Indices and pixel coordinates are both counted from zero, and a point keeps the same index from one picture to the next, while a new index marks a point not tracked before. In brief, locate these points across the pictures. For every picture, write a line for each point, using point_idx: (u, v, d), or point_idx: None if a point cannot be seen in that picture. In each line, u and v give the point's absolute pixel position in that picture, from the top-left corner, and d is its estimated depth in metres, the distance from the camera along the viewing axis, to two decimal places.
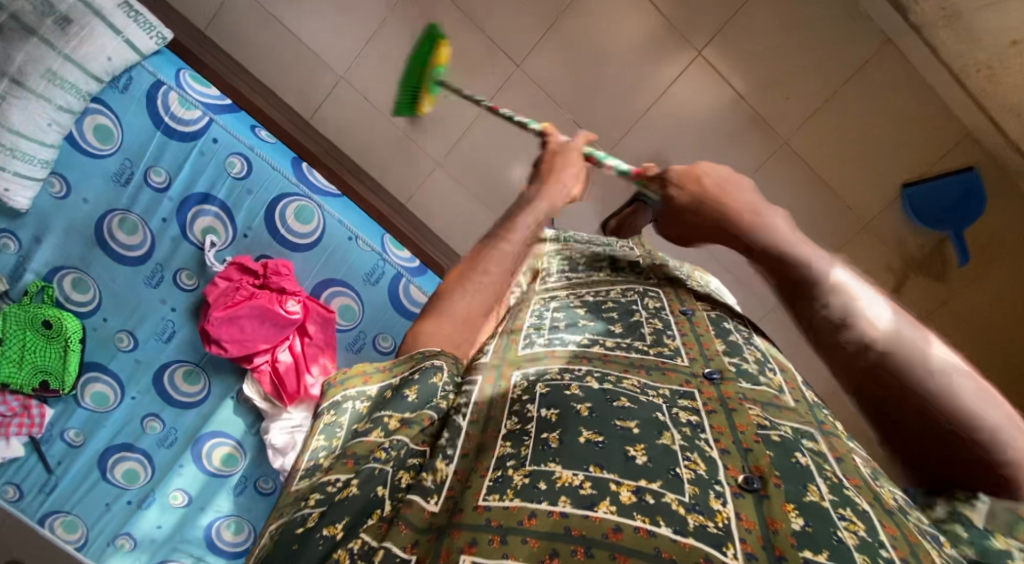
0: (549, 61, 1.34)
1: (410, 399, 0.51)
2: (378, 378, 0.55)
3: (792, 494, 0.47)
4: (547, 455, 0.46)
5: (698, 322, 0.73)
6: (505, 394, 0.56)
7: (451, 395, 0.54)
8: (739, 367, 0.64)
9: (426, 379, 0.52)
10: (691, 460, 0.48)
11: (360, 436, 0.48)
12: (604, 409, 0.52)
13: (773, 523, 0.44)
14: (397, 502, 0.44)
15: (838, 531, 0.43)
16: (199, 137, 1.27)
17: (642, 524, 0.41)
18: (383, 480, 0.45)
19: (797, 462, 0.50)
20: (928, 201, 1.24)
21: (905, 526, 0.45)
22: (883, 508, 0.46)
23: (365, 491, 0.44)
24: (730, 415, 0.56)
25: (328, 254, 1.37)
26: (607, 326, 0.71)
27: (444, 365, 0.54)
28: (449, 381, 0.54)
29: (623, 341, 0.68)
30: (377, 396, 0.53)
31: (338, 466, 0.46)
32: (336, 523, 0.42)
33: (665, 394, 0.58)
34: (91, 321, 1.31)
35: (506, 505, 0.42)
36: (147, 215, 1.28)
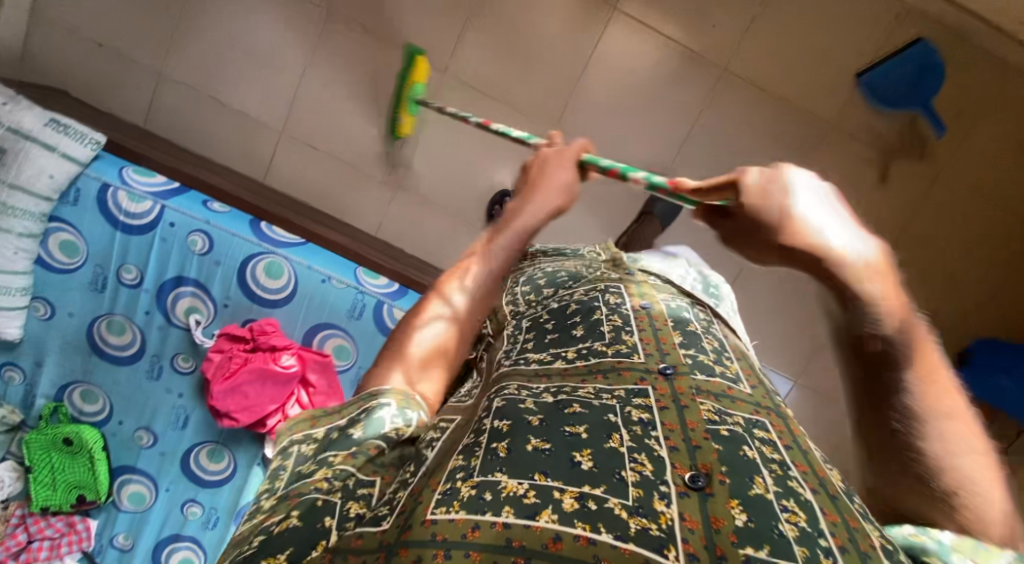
0: (482, 55, 1.41)
1: (354, 435, 0.50)
2: (324, 422, 0.55)
3: (736, 488, 0.48)
4: (496, 465, 0.47)
5: (656, 315, 0.75)
6: (474, 414, 0.59)
7: (401, 427, 0.51)
8: (695, 360, 0.67)
9: (373, 414, 0.51)
10: (638, 462, 0.49)
11: (305, 477, 0.48)
12: (555, 418, 0.53)
13: (716, 521, 0.45)
14: (344, 532, 0.44)
15: (779, 524, 0.45)
16: (155, 227, 1.28)
17: (582, 531, 0.42)
18: (329, 511, 0.45)
19: (745, 455, 0.52)
20: (886, 83, 1.37)
21: (846, 511, 0.48)
22: (825, 493, 0.50)
23: (309, 523, 0.44)
24: (682, 411, 0.57)
25: (306, 302, 1.36)
26: (568, 334, 0.73)
27: (394, 400, 0.52)
28: (400, 416, 0.51)
29: (584, 347, 0.69)
30: (323, 437, 0.53)
31: (279, 507, 0.46)
32: (276, 555, 0.42)
33: (619, 394, 0.59)
34: (108, 428, 1.45)
35: (453, 517, 0.42)
36: (131, 315, 1.35)
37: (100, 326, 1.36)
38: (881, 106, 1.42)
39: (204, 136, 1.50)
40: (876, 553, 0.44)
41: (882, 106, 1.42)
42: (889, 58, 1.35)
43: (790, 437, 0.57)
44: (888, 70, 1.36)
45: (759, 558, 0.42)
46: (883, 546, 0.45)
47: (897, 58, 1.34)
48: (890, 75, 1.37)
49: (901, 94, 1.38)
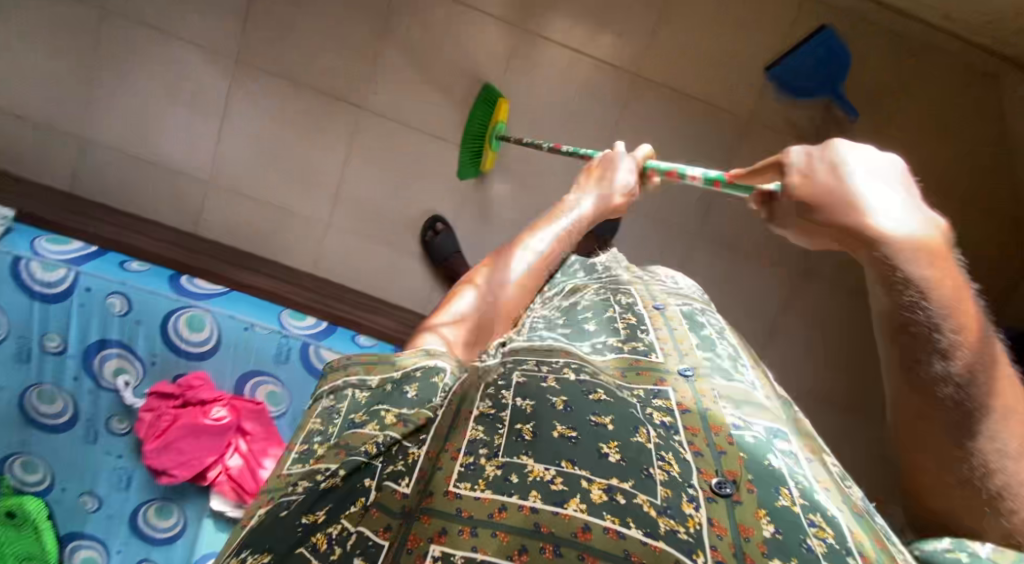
0: (399, 74, 1.49)
1: (409, 394, 0.56)
2: (378, 369, 0.60)
3: (764, 498, 0.46)
4: (520, 447, 0.46)
5: (671, 316, 0.73)
6: (485, 376, 0.56)
7: (438, 379, 0.58)
8: (714, 364, 0.65)
9: (427, 379, 0.58)
10: (665, 462, 0.48)
11: (356, 428, 0.53)
12: (580, 403, 0.51)
13: (745, 529, 0.43)
14: (379, 486, 0.44)
15: (807, 539, 0.43)
16: (73, 293, 1.34)
17: (611, 525, 0.40)
18: (370, 474, 0.46)
19: (771, 466, 0.50)
20: (792, 73, 1.51)
21: (874, 532, 0.47)
22: (850, 511, 0.48)
23: (352, 484, 0.46)
24: (704, 415, 0.55)
25: (233, 351, 1.42)
26: (581, 327, 0.71)
27: (450, 364, 0.61)
28: (451, 375, 0.59)
29: (598, 342, 0.68)
30: (376, 388, 0.59)
31: (328, 456, 0.51)
32: (317, 513, 0.44)
33: (640, 394, 0.57)
34: (52, 495, 1.42)
35: (478, 495, 0.41)
36: (61, 383, 1.38)
37: (31, 397, 1.39)
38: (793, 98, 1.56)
39: (125, 194, 1.53)
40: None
41: (789, 97, 1.56)
42: (792, 52, 1.48)
43: (811, 449, 0.56)
44: (791, 63, 1.49)
45: None
46: None
47: (793, 54, 1.48)
48: (789, 69, 1.50)
49: (809, 83, 1.52)
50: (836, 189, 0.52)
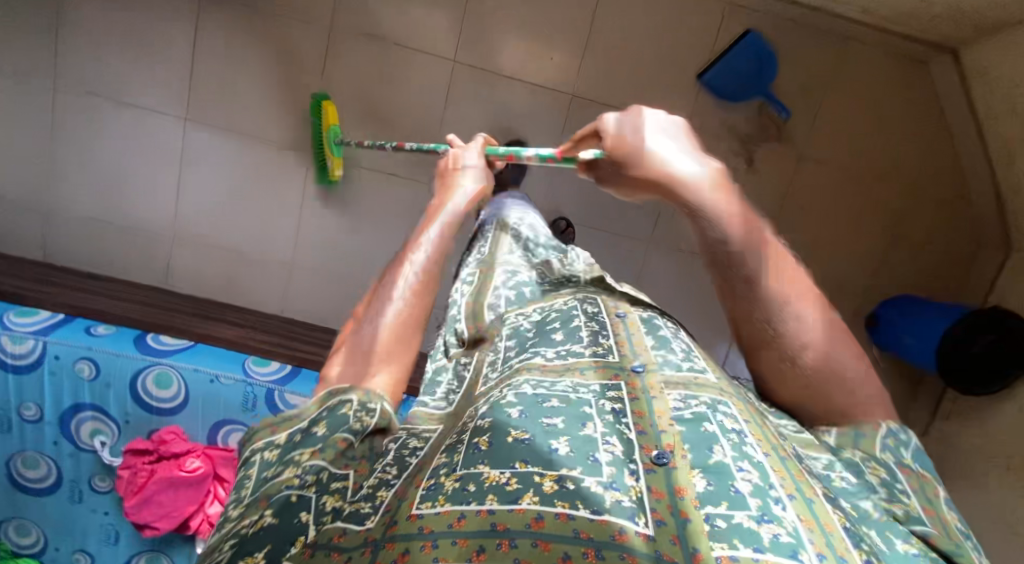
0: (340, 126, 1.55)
1: (319, 433, 0.49)
2: (285, 424, 0.52)
3: (697, 459, 0.52)
4: (478, 457, 0.50)
5: (630, 323, 0.79)
6: (459, 419, 0.62)
7: (364, 419, 0.51)
8: (665, 358, 0.69)
9: (336, 412, 0.51)
10: (610, 443, 0.53)
11: (272, 479, 0.47)
12: (535, 408, 0.57)
13: (680, 490, 0.49)
14: (323, 527, 0.45)
15: (734, 482, 0.48)
16: (43, 363, 1.44)
17: (562, 509, 0.45)
18: (304, 507, 0.45)
19: (705, 429, 0.55)
20: (724, 78, 1.56)
21: (794, 469, 0.52)
22: (775, 455, 0.53)
23: (285, 521, 0.44)
24: (650, 400, 0.61)
25: (201, 404, 1.48)
26: (548, 336, 0.76)
27: (355, 396, 0.52)
28: (362, 408, 0.52)
29: (562, 348, 0.73)
30: (286, 440, 0.50)
31: (250, 509, 0.45)
32: (254, 554, 0.42)
33: (595, 389, 0.63)
34: (47, 555, 1.55)
35: (437, 510, 0.46)
36: (41, 448, 1.48)
37: (17, 464, 1.50)
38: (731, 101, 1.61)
39: (94, 254, 1.63)
40: (817, 499, 0.49)
41: (727, 101, 1.61)
42: (720, 59, 1.54)
43: (750, 411, 0.60)
44: (721, 69, 1.55)
45: (719, 513, 0.46)
46: (823, 498, 0.50)
47: (726, 60, 1.54)
48: (722, 74, 1.56)
49: (743, 87, 1.58)
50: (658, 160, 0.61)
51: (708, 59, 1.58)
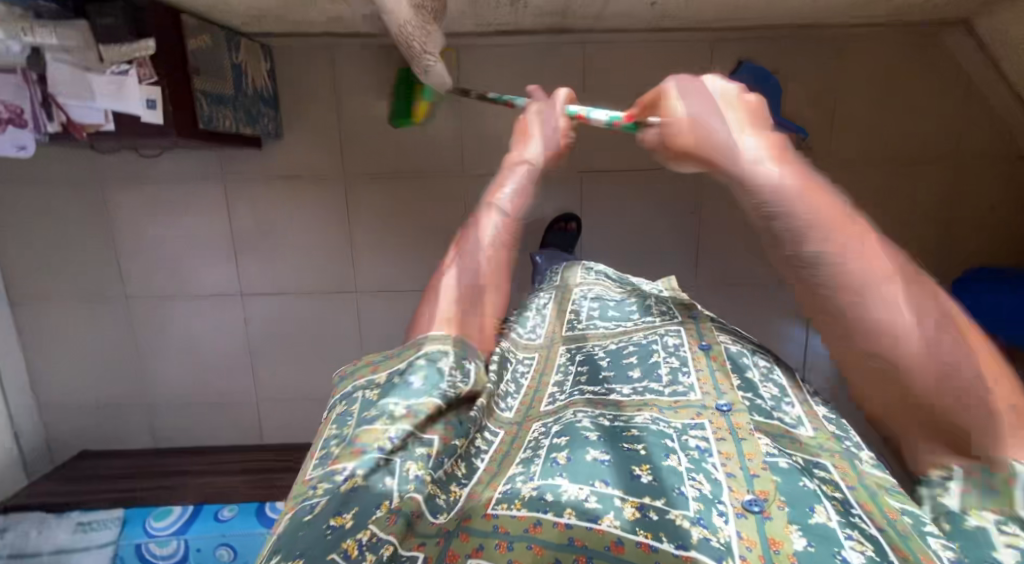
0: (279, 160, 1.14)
1: (415, 385, 0.48)
2: (385, 367, 0.55)
3: (796, 515, 0.47)
4: (556, 471, 0.48)
5: (716, 356, 0.71)
6: (530, 434, 0.58)
7: (457, 384, 0.50)
8: (753, 402, 0.63)
9: (432, 366, 0.50)
10: (697, 480, 0.49)
11: (367, 424, 0.45)
12: (613, 436, 0.54)
13: (775, 542, 0.45)
14: (408, 494, 0.43)
15: (843, 550, 0.44)
16: None
17: (643, 539, 0.42)
18: (391, 471, 0.43)
19: (805, 486, 0.50)
20: None
21: (922, 541, 0.44)
22: (894, 529, 0.47)
23: (373, 482, 0.43)
24: (738, 441, 0.56)
25: None
26: (624, 373, 0.70)
27: (451, 349, 0.51)
28: (455, 365, 0.51)
29: (642, 386, 0.68)
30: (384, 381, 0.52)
31: (343, 455, 0.44)
32: (343, 514, 0.41)
33: (676, 426, 0.59)
34: None
35: (514, 513, 0.44)
36: None
37: None
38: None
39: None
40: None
41: None
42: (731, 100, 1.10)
43: (866, 484, 0.52)
44: None
45: None
46: None
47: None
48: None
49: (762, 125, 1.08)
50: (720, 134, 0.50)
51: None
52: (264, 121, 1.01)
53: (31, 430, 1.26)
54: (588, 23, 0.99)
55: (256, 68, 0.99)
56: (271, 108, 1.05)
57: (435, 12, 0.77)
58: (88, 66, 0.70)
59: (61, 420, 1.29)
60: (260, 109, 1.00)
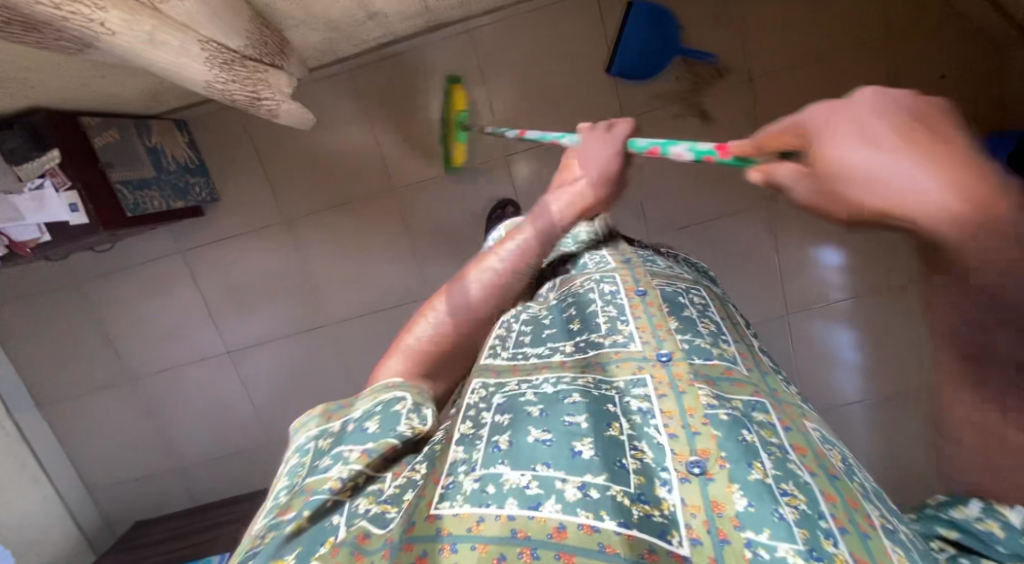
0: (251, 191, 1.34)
1: (370, 430, 0.51)
2: (339, 415, 0.55)
3: (737, 472, 0.48)
4: (498, 458, 0.48)
5: (652, 302, 0.71)
6: (467, 402, 0.58)
7: (413, 423, 0.53)
8: (694, 343, 0.64)
9: (391, 407, 0.53)
10: (638, 450, 0.50)
11: (320, 472, 0.48)
12: (555, 406, 0.54)
13: (717, 505, 0.46)
14: (351, 526, 0.45)
15: (779, 508, 0.45)
16: None
17: (586, 520, 0.42)
18: (338, 510, 0.46)
19: (743, 439, 0.51)
20: (640, 61, 1.24)
21: (847, 494, 0.49)
22: (823, 475, 0.50)
23: (318, 524, 0.45)
24: (680, 397, 0.56)
25: None
26: (565, 328, 0.70)
27: (409, 394, 0.55)
28: (415, 407, 0.54)
29: (579, 341, 0.68)
30: (336, 433, 0.52)
31: (293, 503, 0.46)
32: (286, 557, 0.42)
33: (618, 386, 0.59)
34: None
35: (457, 512, 0.44)
36: None
37: None
38: (642, 80, 1.28)
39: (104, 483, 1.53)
40: (873, 533, 0.45)
41: (648, 80, 1.28)
42: (620, 51, 1.22)
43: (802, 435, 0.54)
44: (630, 60, 1.23)
45: (761, 542, 0.43)
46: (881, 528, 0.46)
47: (621, 43, 1.21)
48: (632, 59, 1.23)
49: (654, 65, 1.26)
50: (869, 167, 0.34)
51: (607, 45, 1.26)
52: (193, 189, 1.24)
53: (84, 508, 1.51)
54: (459, 11, 1.17)
55: (172, 142, 1.21)
56: (201, 176, 1.29)
57: (257, 56, 0.93)
58: (8, 191, 0.93)
59: (109, 495, 1.54)
60: (188, 179, 1.23)
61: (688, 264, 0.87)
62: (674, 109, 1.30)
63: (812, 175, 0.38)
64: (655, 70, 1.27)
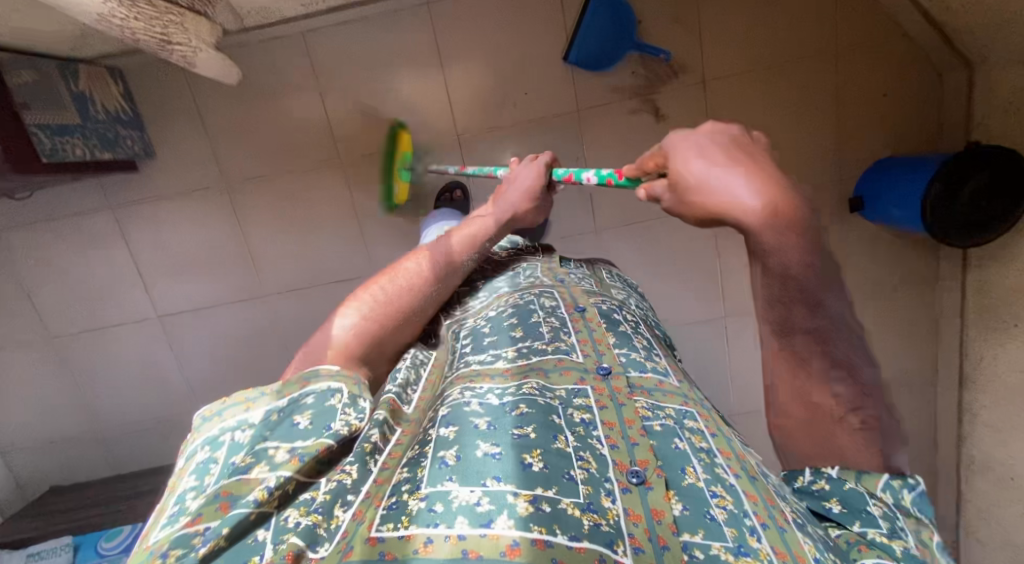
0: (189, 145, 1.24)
1: (302, 427, 0.51)
2: (260, 406, 0.53)
3: (673, 479, 0.50)
4: (445, 474, 0.47)
5: (591, 317, 0.72)
6: (415, 430, 0.56)
7: (348, 413, 0.54)
8: (629, 356, 0.66)
9: (324, 401, 0.53)
10: (585, 460, 0.50)
11: (240, 474, 0.47)
12: (501, 421, 0.53)
13: (657, 513, 0.47)
14: (278, 544, 0.43)
15: (710, 510, 0.47)
16: None
17: (539, 535, 0.42)
18: (263, 523, 0.45)
19: (678, 446, 0.53)
20: (591, 48, 1.20)
21: (764, 492, 0.51)
22: (745, 476, 0.52)
23: (240, 541, 0.43)
24: (619, 409, 0.57)
25: None
26: (506, 334, 0.70)
27: (344, 386, 0.55)
28: (349, 402, 0.54)
29: (523, 346, 0.67)
30: (259, 425, 0.51)
31: (210, 513, 0.45)
32: None
33: (561, 395, 0.59)
34: None
35: (401, 534, 0.43)
36: None
37: None
38: (597, 71, 1.25)
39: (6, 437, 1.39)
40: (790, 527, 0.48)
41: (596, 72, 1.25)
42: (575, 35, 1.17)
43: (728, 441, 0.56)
44: (580, 47, 1.20)
45: (697, 543, 0.45)
46: (794, 521, 0.49)
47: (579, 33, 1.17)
48: (584, 46, 1.19)
49: (608, 57, 1.23)
50: (712, 181, 0.43)
51: (566, 33, 1.23)
52: (124, 142, 1.17)
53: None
54: None
55: (105, 90, 1.14)
56: (134, 128, 1.20)
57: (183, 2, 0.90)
58: None
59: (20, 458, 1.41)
60: (118, 131, 1.15)
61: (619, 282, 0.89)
62: (631, 105, 1.27)
63: (672, 189, 0.47)
64: (611, 63, 1.24)
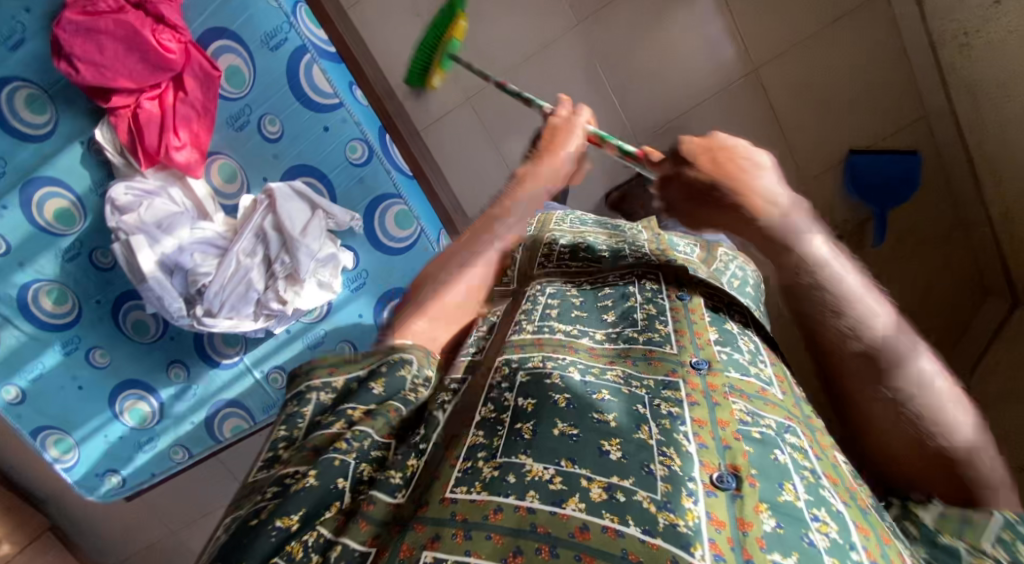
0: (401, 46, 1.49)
1: (376, 391, 0.54)
2: (344, 370, 0.57)
3: (767, 491, 0.45)
4: (520, 447, 0.47)
5: (694, 307, 0.65)
6: (487, 381, 0.56)
7: (418, 389, 0.57)
8: (731, 357, 0.58)
9: (395, 372, 0.56)
10: (666, 456, 0.47)
11: (325, 428, 0.51)
12: (583, 402, 0.51)
13: (744, 523, 0.43)
14: (359, 496, 0.46)
15: (810, 533, 0.43)
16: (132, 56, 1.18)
17: (610, 523, 0.41)
18: (344, 472, 0.47)
19: (777, 458, 0.48)
20: (870, 171, 1.34)
21: (880, 527, 0.46)
22: (856, 506, 0.47)
23: (325, 483, 0.45)
24: (712, 407, 0.52)
25: (300, 138, 1.36)
26: (598, 317, 0.67)
27: (413, 359, 0.58)
28: (418, 377, 0.58)
29: (611, 333, 0.64)
30: (342, 388, 0.56)
31: (295, 460, 0.48)
32: (291, 516, 0.43)
33: (648, 385, 0.55)
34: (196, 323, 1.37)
35: (474, 498, 0.43)
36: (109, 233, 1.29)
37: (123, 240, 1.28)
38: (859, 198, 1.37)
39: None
40: None
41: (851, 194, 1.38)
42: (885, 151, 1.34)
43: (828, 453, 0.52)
44: (875, 160, 1.34)
45: None
46: None
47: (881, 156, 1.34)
48: (876, 171, 1.34)
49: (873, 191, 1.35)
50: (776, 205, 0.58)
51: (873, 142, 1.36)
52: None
53: None
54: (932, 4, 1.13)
55: None
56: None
57: None
58: None
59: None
60: None
61: (736, 275, 0.78)
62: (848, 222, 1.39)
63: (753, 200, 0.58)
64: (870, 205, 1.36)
